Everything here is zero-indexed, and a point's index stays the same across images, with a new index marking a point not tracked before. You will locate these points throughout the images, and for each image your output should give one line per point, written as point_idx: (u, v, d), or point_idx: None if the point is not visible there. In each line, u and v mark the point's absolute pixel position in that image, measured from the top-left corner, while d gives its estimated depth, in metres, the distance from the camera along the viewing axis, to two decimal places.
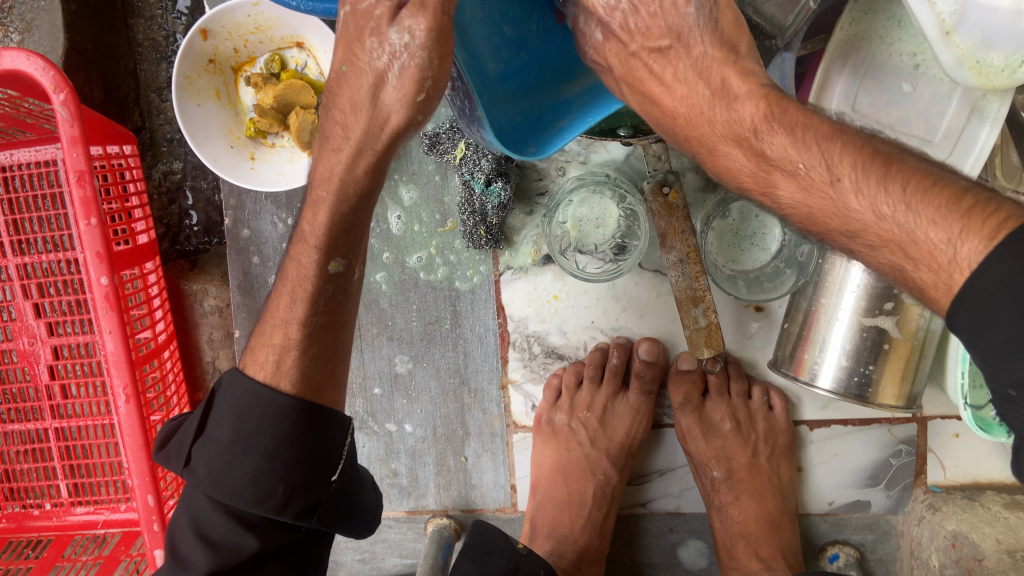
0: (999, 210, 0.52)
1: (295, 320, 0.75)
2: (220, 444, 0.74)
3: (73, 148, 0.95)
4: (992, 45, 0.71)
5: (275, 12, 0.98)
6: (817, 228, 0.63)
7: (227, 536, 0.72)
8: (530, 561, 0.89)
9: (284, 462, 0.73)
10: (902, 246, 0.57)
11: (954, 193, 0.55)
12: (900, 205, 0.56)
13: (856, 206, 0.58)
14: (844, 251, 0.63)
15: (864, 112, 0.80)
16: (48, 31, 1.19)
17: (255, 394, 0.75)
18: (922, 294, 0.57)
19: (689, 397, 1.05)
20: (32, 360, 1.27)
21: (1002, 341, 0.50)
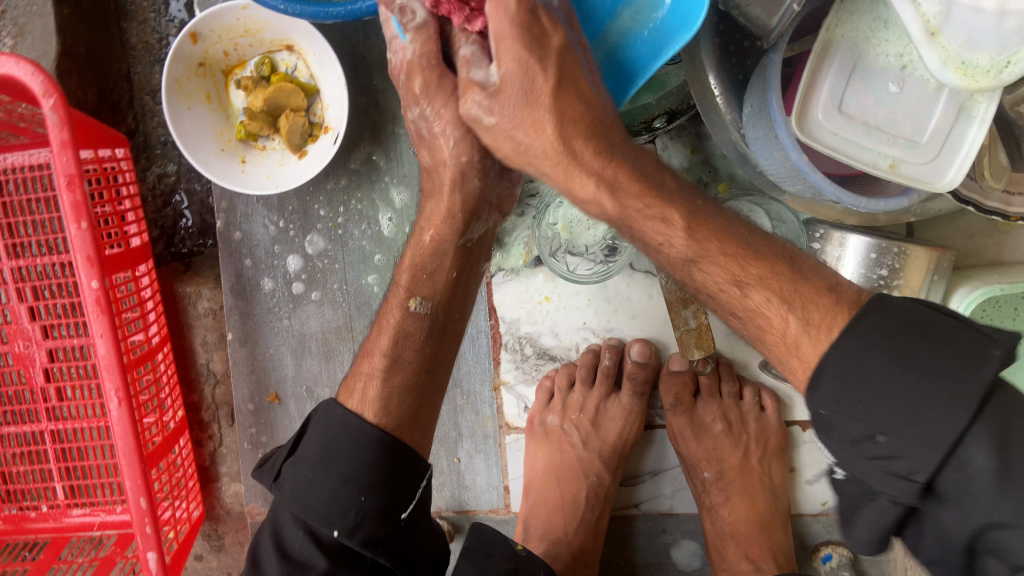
0: (858, 291, 0.67)
1: (379, 350, 0.87)
2: (306, 463, 0.79)
3: (63, 152, 0.96)
4: (977, 46, 0.71)
5: (264, 15, 0.98)
6: (690, 265, 0.70)
7: (301, 551, 0.77)
8: (530, 563, 0.89)
9: (360, 488, 0.77)
10: (788, 285, 0.67)
11: (815, 271, 0.70)
12: (788, 268, 0.69)
13: (749, 252, 0.69)
14: (708, 289, 0.71)
15: (851, 113, 0.80)
16: (40, 35, 1.18)
17: (346, 422, 0.81)
18: (797, 343, 0.66)
19: (680, 397, 1.05)
20: (27, 363, 1.27)
21: (877, 391, 0.59)
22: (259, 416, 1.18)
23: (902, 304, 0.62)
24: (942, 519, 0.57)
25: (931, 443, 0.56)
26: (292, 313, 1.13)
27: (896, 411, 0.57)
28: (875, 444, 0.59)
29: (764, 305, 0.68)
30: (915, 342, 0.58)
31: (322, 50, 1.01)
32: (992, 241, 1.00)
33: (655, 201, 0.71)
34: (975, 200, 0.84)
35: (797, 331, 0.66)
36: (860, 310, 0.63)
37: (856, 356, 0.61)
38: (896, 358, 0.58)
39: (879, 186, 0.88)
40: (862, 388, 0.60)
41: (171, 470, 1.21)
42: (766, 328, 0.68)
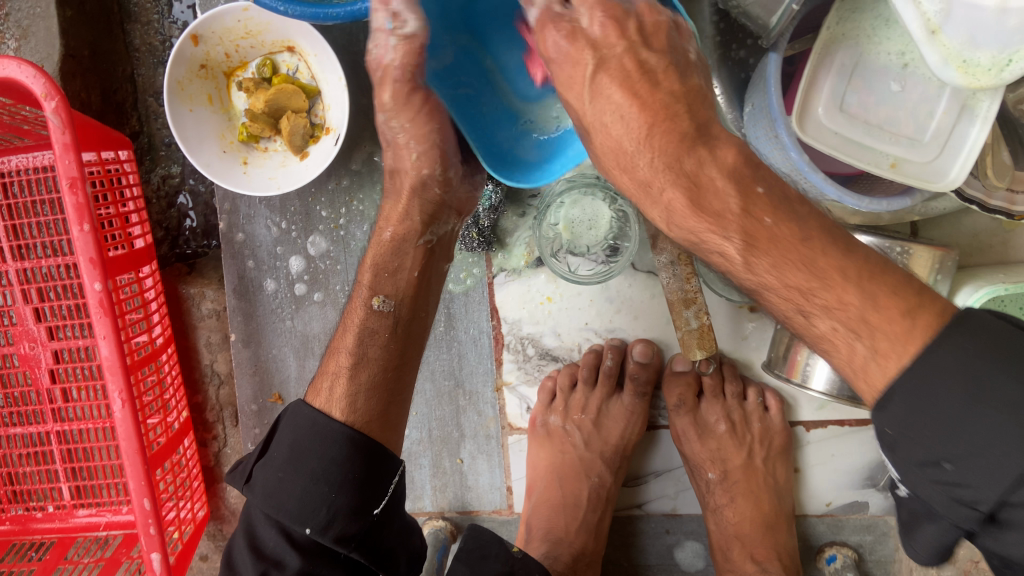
0: (942, 299, 0.62)
1: (345, 349, 0.87)
2: (276, 461, 0.81)
3: (66, 155, 0.96)
4: (978, 45, 0.70)
5: (265, 16, 0.99)
6: (764, 279, 0.68)
7: (275, 549, 0.78)
8: (524, 565, 0.89)
9: (330, 486, 0.78)
10: (862, 312, 0.62)
11: (905, 276, 0.63)
12: (865, 286, 0.63)
13: (821, 272, 0.64)
14: (784, 307, 0.69)
15: (852, 111, 0.79)
16: (45, 38, 1.19)
17: (314, 419, 0.82)
18: (865, 365, 0.63)
19: (683, 398, 1.04)
20: (33, 364, 1.28)
21: (949, 416, 0.57)
22: (262, 417, 1.18)
23: (987, 321, 0.58)
24: (1006, 544, 0.55)
25: (999, 470, 0.54)
26: (295, 315, 1.14)
27: (963, 432, 0.56)
28: (941, 468, 0.58)
29: (836, 333, 0.65)
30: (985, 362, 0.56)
31: (323, 51, 1.01)
32: (998, 240, 0.99)
33: (723, 213, 0.67)
34: (979, 198, 0.83)
35: (863, 355, 0.63)
36: (936, 330, 0.59)
37: (927, 374, 0.58)
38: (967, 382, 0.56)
39: (882, 186, 0.87)
40: (936, 415, 0.57)
41: (175, 471, 1.21)
42: (838, 355, 0.66)
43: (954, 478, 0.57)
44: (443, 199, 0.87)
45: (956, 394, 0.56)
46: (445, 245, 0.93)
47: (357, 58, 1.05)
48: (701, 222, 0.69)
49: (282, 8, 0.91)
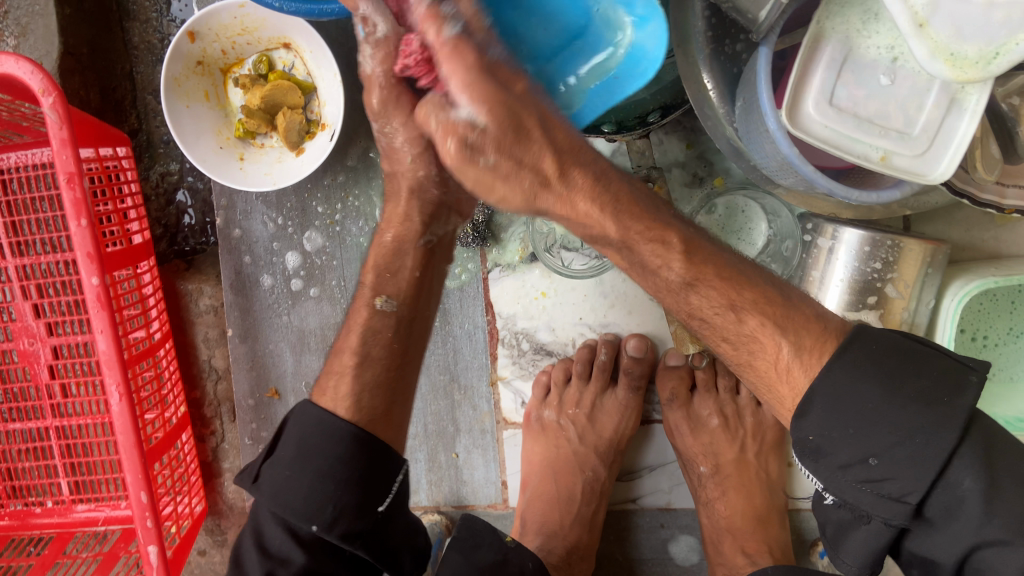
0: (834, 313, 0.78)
1: (348, 348, 0.87)
2: (281, 467, 0.81)
3: (64, 150, 0.97)
4: (965, 38, 0.71)
5: (260, 12, 0.99)
6: (700, 284, 0.75)
7: (282, 547, 0.79)
8: (518, 553, 0.90)
9: (335, 483, 0.79)
10: (784, 310, 0.74)
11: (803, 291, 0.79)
12: (773, 297, 0.75)
13: (743, 285, 0.75)
14: (713, 310, 0.76)
15: (842, 105, 0.79)
16: (43, 35, 1.20)
17: (320, 418, 0.82)
18: (788, 366, 0.73)
19: (676, 392, 1.05)
20: (33, 360, 1.29)
21: (873, 422, 0.67)
22: (259, 412, 1.19)
23: (884, 336, 0.71)
24: (932, 543, 0.66)
25: (921, 466, 0.64)
26: (291, 310, 1.14)
27: (887, 433, 0.66)
28: (866, 466, 0.67)
29: (762, 333, 0.74)
30: (890, 378, 0.67)
31: (318, 48, 1.02)
32: (989, 235, 1.00)
33: (670, 223, 0.73)
34: (970, 192, 0.84)
35: (789, 358, 0.73)
36: (846, 338, 0.72)
37: (856, 378, 0.68)
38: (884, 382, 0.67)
39: (874, 180, 0.87)
40: (858, 413, 0.67)
41: (173, 465, 1.22)
42: (765, 359, 0.75)
43: (876, 475, 0.67)
44: (442, 200, 0.86)
45: (870, 392, 0.67)
46: (446, 246, 0.93)
47: (351, 54, 1.05)
48: (647, 227, 0.72)
49: (278, 5, 0.90)
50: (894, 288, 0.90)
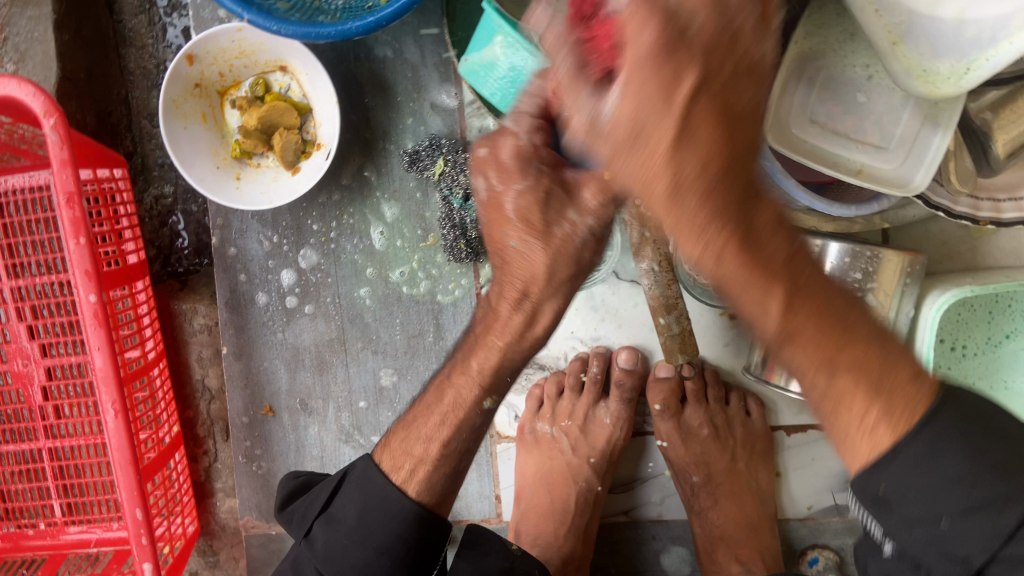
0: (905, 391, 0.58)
1: (437, 438, 0.81)
2: (343, 528, 0.82)
3: (63, 170, 0.98)
4: (937, 55, 0.75)
5: (257, 36, 1.03)
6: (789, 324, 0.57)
7: None
8: (524, 561, 0.91)
9: (393, 560, 0.80)
10: (880, 366, 0.58)
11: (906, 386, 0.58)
12: (866, 329, 0.59)
13: (750, 250, 0.54)
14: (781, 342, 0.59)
15: (821, 122, 0.83)
16: (42, 61, 1.23)
17: (384, 491, 0.81)
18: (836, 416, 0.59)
19: (668, 403, 1.06)
20: (26, 382, 1.29)
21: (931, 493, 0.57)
22: (253, 430, 1.19)
23: (967, 394, 0.59)
24: None
25: (993, 529, 0.55)
26: (286, 327, 1.16)
27: (958, 501, 0.56)
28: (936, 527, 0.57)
29: (850, 386, 0.58)
30: (971, 450, 0.56)
31: (314, 71, 1.05)
32: (965, 247, 1.03)
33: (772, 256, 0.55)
34: (945, 205, 0.90)
35: (877, 415, 0.58)
36: (940, 393, 0.58)
37: (935, 450, 0.57)
38: (973, 454, 0.56)
39: (853, 193, 0.90)
40: (918, 473, 0.57)
41: (167, 484, 1.23)
42: (848, 417, 0.59)
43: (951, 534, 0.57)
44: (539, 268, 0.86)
45: (959, 464, 0.56)
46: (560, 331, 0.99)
47: (346, 75, 1.08)
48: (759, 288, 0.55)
49: (277, 28, 0.94)
50: (874, 297, 0.93)
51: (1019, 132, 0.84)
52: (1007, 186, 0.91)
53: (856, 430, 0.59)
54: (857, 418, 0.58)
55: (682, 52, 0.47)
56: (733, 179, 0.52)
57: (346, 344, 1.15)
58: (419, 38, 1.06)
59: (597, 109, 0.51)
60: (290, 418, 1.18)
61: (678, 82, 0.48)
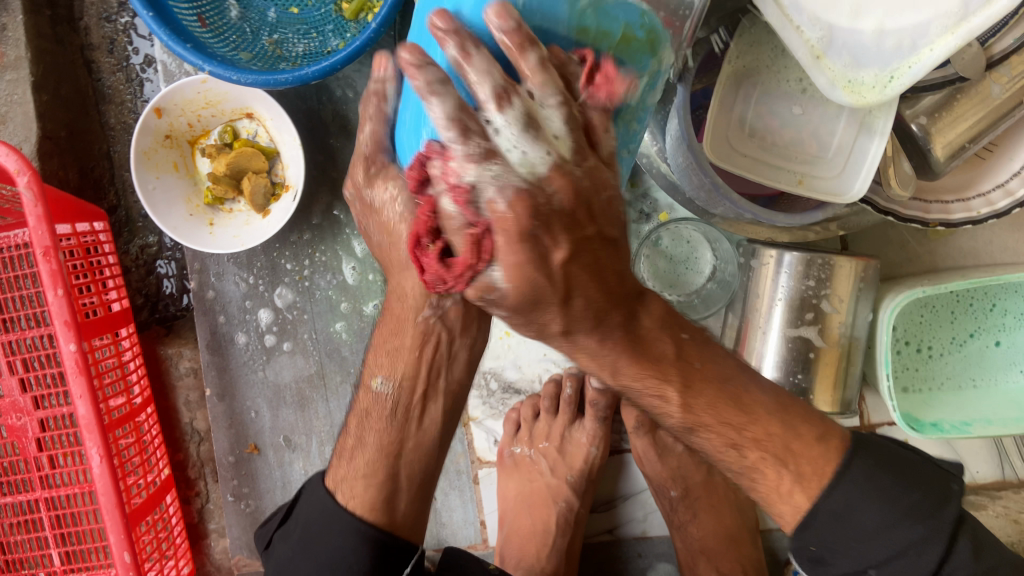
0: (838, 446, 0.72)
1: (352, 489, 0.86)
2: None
3: (39, 226, 1.02)
4: (860, 65, 0.77)
5: (222, 86, 1.07)
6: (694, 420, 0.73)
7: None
8: None
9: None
10: (786, 441, 0.71)
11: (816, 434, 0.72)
12: (765, 404, 0.72)
13: (644, 357, 0.70)
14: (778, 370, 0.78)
15: (760, 135, 0.86)
16: (22, 122, 1.27)
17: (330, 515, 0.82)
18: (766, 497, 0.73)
19: (641, 420, 1.08)
20: (20, 435, 1.31)
21: (874, 527, 0.68)
22: (239, 468, 1.21)
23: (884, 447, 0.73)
24: None
25: (917, 566, 0.67)
26: (265, 365, 1.18)
27: (880, 553, 0.68)
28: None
29: (765, 464, 0.72)
30: (899, 481, 0.69)
31: (279, 115, 1.09)
32: (924, 250, 1.05)
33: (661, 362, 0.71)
34: (895, 209, 0.91)
35: (790, 483, 0.71)
36: (846, 452, 0.71)
37: (854, 505, 0.69)
38: (885, 505, 0.68)
39: (801, 205, 0.92)
40: (847, 510, 0.69)
41: (159, 529, 1.24)
42: (765, 484, 0.72)
43: (903, 573, 0.68)
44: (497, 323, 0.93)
45: (878, 517, 0.68)
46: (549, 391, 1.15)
47: (312, 118, 1.12)
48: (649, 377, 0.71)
49: (237, 78, 0.98)
50: (829, 303, 0.94)
51: (955, 136, 0.87)
52: (953, 188, 0.94)
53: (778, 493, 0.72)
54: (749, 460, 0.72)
55: (535, 244, 0.58)
56: (607, 282, 0.64)
57: (325, 379, 1.17)
58: None
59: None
60: (275, 455, 1.20)
61: (543, 231, 0.55)
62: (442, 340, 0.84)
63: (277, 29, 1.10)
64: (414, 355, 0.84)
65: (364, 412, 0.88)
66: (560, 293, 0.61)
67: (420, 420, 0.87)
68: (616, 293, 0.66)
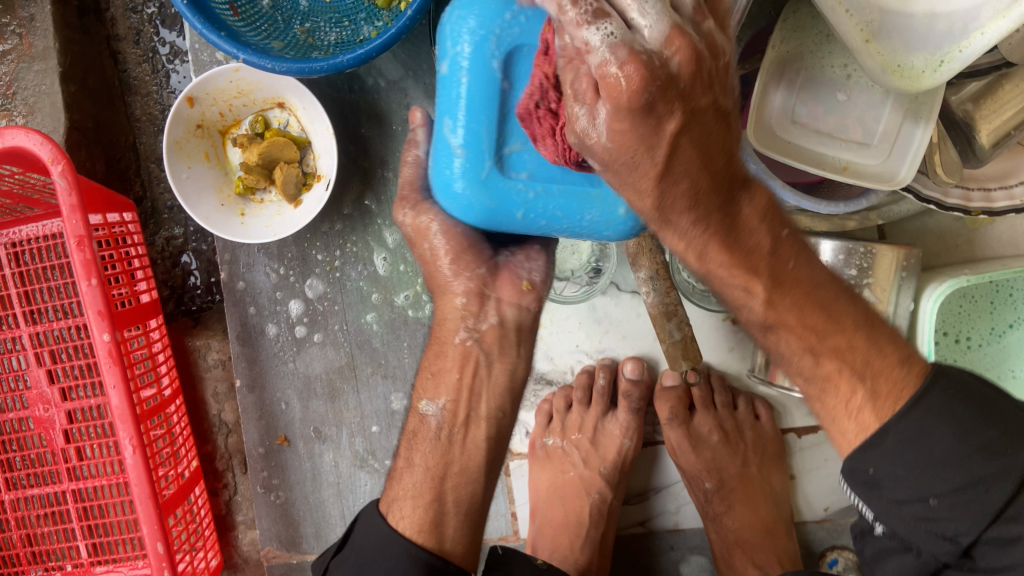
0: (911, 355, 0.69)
1: None
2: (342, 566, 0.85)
3: (73, 215, 1.02)
4: (910, 49, 0.76)
5: (255, 75, 1.06)
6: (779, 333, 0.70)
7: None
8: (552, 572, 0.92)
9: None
10: (867, 355, 0.68)
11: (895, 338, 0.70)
12: (853, 315, 0.69)
13: (735, 250, 0.65)
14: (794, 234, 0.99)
15: (804, 122, 0.85)
16: (51, 113, 1.27)
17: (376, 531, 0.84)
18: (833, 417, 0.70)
19: (676, 411, 1.07)
20: (48, 426, 1.31)
21: (951, 466, 0.63)
22: (269, 460, 1.21)
23: (960, 375, 0.66)
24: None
25: (990, 504, 0.61)
26: (296, 356, 1.18)
27: (948, 477, 0.63)
28: (927, 505, 0.64)
29: (835, 368, 0.69)
30: (965, 424, 0.63)
31: (311, 105, 1.08)
32: (963, 239, 1.04)
33: (751, 248, 0.65)
34: (936, 197, 0.91)
35: (864, 398, 0.67)
36: (926, 379, 0.66)
37: (925, 428, 0.64)
38: (962, 434, 0.63)
39: (842, 192, 0.91)
40: (908, 444, 0.65)
41: (188, 521, 1.24)
42: (839, 400, 0.69)
43: (936, 514, 0.64)
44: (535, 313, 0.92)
45: (951, 443, 0.63)
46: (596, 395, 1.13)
47: (342, 108, 1.12)
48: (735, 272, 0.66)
49: (271, 65, 0.97)
50: (871, 293, 0.93)
51: (1000, 122, 0.85)
52: (996, 176, 0.92)
53: (843, 409, 0.69)
54: (832, 399, 0.70)
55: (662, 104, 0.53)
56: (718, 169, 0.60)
57: (356, 370, 1.17)
58: (413, 72, 1.09)
59: (598, 116, 0.55)
60: (305, 447, 1.20)
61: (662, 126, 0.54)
62: (482, 363, 0.86)
63: (310, 18, 1.10)
64: (455, 379, 0.86)
65: (412, 434, 0.90)
66: (660, 158, 0.57)
67: (464, 444, 0.87)
68: (724, 180, 0.60)
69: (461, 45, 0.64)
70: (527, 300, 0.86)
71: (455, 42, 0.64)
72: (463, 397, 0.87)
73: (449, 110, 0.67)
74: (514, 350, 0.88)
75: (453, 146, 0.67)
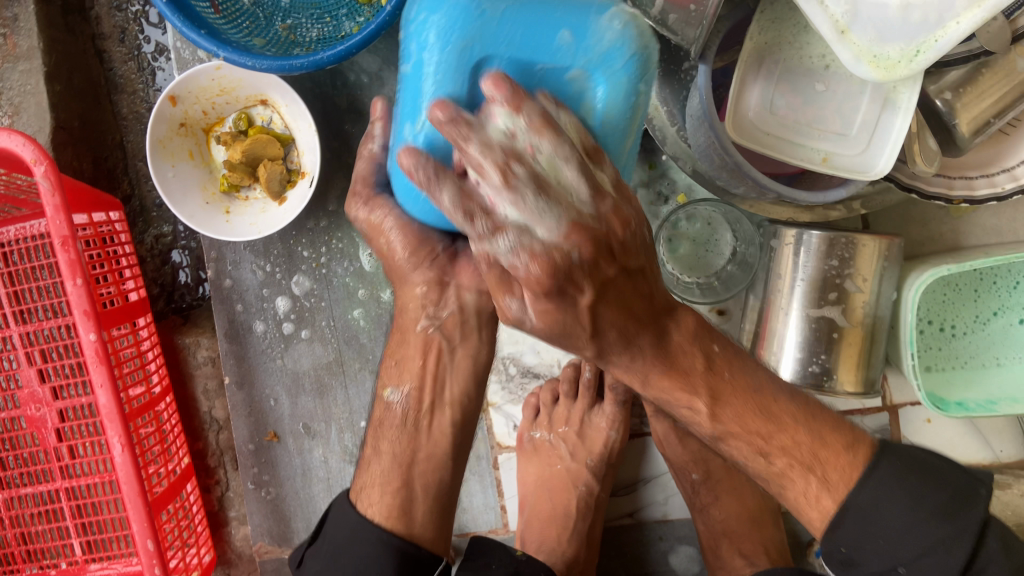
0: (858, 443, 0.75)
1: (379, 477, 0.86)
2: (319, 567, 0.85)
3: (57, 216, 1.02)
4: (886, 40, 0.75)
5: (236, 73, 1.06)
6: (725, 428, 0.76)
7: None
8: (530, 566, 0.91)
9: None
10: (813, 449, 0.74)
11: (849, 440, 0.75)
12: (791, 411, 0.76)
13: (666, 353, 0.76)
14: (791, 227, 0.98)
15: (782, 113, 0.84)
16: (36, 112, 1.27)
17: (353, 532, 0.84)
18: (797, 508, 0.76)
19: (662, 403, 1.07)
20: (40, 425, 1.32)
21: (896, 526, 0.70)
22: (259, 456, 1.21)
23: (913, 452, 0.74)
24: None
25: (946, 564, 0.68)
26: (284, 353, 1.18)
27: (910, 545, 0.69)
28: (898, 573, 0.70)
29: (789, 467, 0.75)
30: (912, 496, 0.70)
31: (294, 101, 1.08)
32: (947, 227, 1.04)
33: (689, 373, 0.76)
34: (919, 185, 0.90)
35: (818, 489, 0.73)
36: (873, 456, 0.73)
37: (879, 500, 0.71)
38: (916, 503, 0.69)
39: (823, 182, 0.91)
40: (866, 521, 0.71)
41: (180, 518, 1.24)
42: (795, 490, 0.75)
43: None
44: None
45: (908, 512, 0.69)
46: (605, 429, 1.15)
47: (325, 104, 1.12)
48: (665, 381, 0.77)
49: (251, 63, 0.97)
50: (852, 283, 0.93)
51: (980, 110, 0.85)
52: (978, 165, 0.92)
53: (805, 493, 0.74)
54: (780, 464, 0.75)
55: None
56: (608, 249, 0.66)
57: (344, 366, 1.17)
58: (394, 67, 1.09)
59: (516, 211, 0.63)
60: (295, 443, 1.20)
61: None
62: (446, 351, 0.87)
63: (291, 14, 1.10)
64: (419, 366, 0.86)
65: (378, 422, 0.90)
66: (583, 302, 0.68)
67: (430, 432, 0.87)
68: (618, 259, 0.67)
69: (431, 47, 0.67)
70: (495, 294, 0.86)
71: (423, 44, 0.67)
72: (427, 385, 0.86)
73: (438, 94, 0.68)
74: (476, 335, 0.88)
75: (413, 146, 0.71)
